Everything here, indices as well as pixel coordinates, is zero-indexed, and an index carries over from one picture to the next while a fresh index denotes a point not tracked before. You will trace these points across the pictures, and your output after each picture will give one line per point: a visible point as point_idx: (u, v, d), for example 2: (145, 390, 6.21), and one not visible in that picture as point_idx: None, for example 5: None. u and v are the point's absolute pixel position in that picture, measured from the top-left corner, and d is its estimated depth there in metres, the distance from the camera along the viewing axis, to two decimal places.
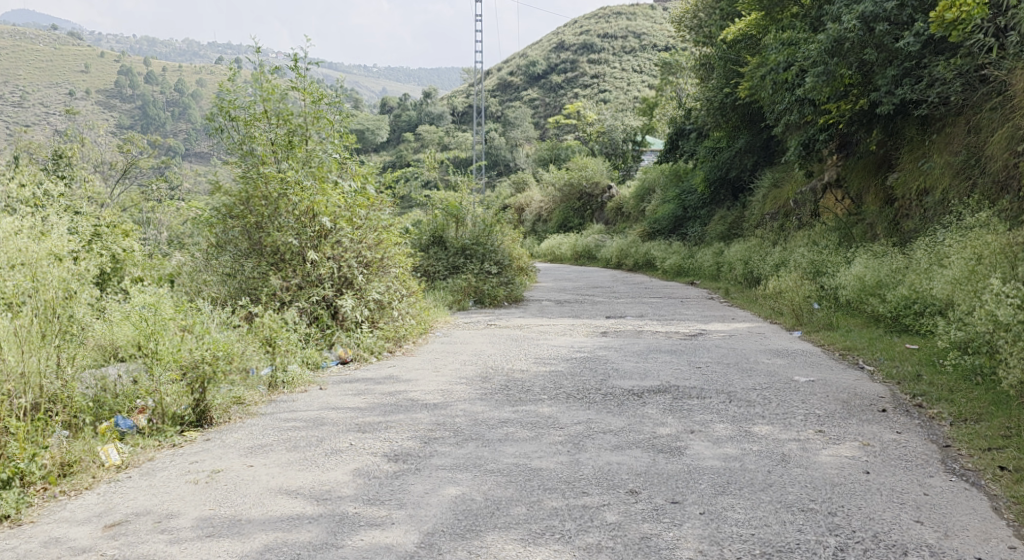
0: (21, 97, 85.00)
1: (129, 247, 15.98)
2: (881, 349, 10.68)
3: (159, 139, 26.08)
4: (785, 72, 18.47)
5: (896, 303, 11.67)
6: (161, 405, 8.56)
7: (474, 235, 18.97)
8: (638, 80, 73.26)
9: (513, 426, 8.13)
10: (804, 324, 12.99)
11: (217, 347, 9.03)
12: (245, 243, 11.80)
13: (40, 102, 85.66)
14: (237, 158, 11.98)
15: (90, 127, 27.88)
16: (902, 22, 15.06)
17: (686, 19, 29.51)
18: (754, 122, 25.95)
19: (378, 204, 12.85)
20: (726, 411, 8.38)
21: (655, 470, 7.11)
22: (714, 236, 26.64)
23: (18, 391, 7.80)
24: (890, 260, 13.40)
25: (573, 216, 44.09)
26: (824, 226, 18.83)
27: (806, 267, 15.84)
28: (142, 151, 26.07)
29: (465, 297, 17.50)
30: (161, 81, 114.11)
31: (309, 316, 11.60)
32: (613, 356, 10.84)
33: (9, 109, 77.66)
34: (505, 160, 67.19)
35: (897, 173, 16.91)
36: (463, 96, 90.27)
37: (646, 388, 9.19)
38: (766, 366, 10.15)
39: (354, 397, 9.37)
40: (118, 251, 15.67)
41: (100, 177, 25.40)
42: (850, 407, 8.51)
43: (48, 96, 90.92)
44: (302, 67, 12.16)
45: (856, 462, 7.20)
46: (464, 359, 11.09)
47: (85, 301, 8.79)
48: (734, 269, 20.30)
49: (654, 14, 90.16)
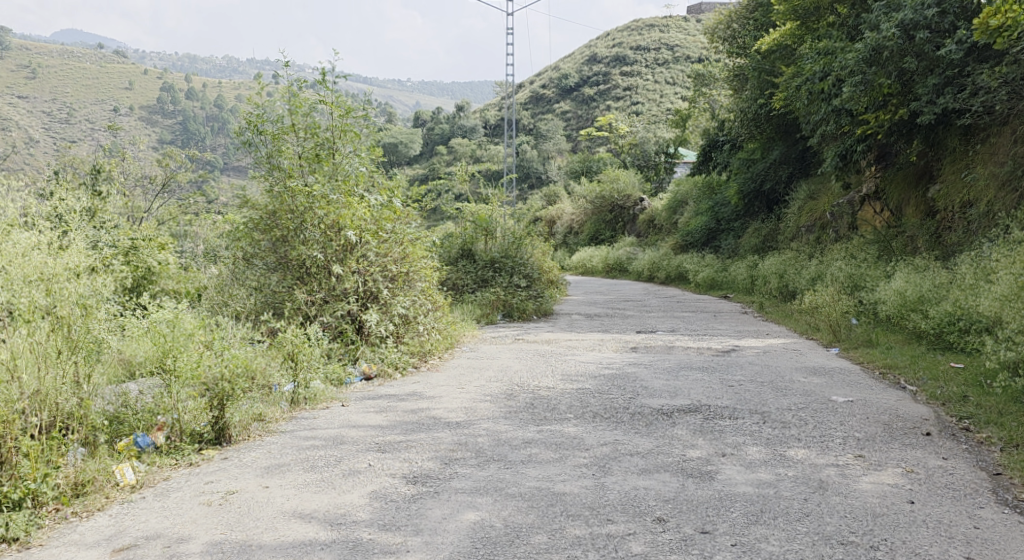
0: (67, 113, 86.21)
1: (165, 260, 15.88)
2: (924, 368, 10.26)
3: (199, 154, 25.74)
4: (820, 82, 18.04)
5: (940, 319, 11.23)
6: (179, 423, 8.35)
7: (504, 248, 18.71)
8: (671, 92, 72.73)
9: (536, 447, 7.83)
10: (842, 340, 12.59)
11: (238, 363, 8.75)
12: (271, 257, 11.61)
13: (85, 118, 87.09)
14: (264, 172, 11.76)
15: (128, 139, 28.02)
16: (943, 30, 14.73)
17: (720, 30, 29.07)
18: (789, 133, 25.51)
19: (405, 217, 12.58)
20: (760, 433, 8.02)
21: (684, 496, 6.78)
22: (749, 249, 26.19)
23: (33, 409, 7.53)
24: (933, 275, 12.94)
25: (605, 228, 43.73)
26: (863, 239, 18.34)
27: (844, 281, 15.39)
28: (180, 165, 26.08)
29: (493, 311, 17.24)
30: (200, 96, 115.37)
31: (333, 331, 11.38)
32: (643, 373, 10.50)
33: (55, 125, 78.76)
34: (538, 173, 66.94)
35: (939, 184, 16.46)
36: (496, 109, 90.33)
37: (676, 407, 8.85)
38: (801, 385, 9.76)
39: (376, 415, 9.11)
40: (153, 263, 15.58)
41: (138, 192, 25.45)
42: (892, 430, 8.12)
43: (92, 112, 92.44)
44: (330, 80, 11.91)
45: (900, 491, 6.82)
46: (490, 376, 10.79)
47: (103, 318, 8.59)
48: (769, 283, 19.85)
49: (689, 25, 89.71)
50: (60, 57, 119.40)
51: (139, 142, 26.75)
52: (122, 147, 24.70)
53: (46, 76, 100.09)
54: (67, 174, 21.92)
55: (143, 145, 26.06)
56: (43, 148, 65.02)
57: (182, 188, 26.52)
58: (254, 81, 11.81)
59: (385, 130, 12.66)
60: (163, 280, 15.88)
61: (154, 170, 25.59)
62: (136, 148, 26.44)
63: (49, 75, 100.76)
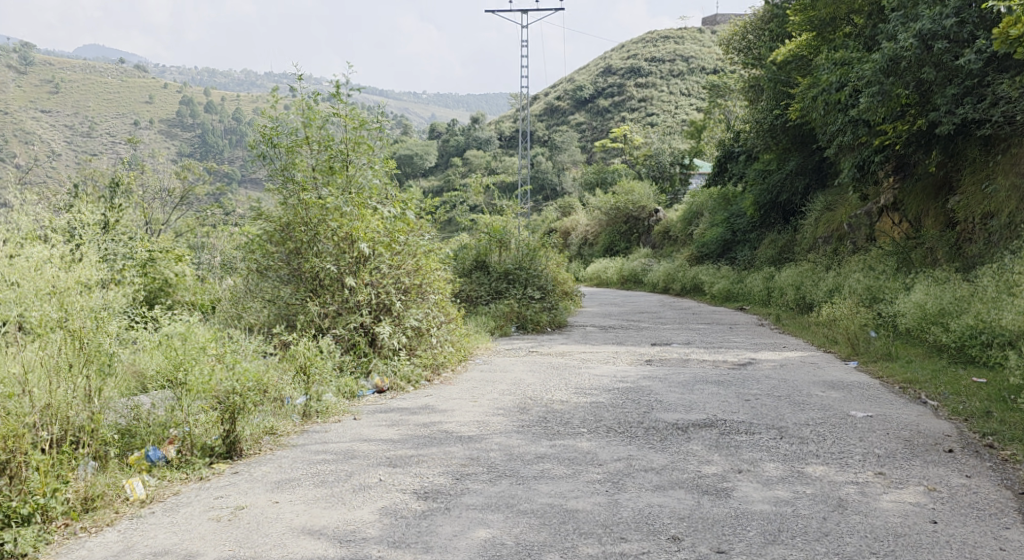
0: (88, 127, 86.95)
1: (181, 272, 15.97)
2: (946, 383, 10.07)
3: (217, 167, 25.80)
4: (837, 93, 17.86)
5: (962, 332, 11.05)
6: (191, 436, 8.22)
7: (518, 259, 18.60)
8: (686, 103, 72.58)
9: (549, 462, 7.71)
10: (861, 354, 12.41)
11: (249, 376, 8.63)
12: (284, 269, 11.55)
13: (106, 132, 87.80)
14: (278, 184, 11.63)
15: (148, 153, 28.22)
16: (963, 40, 14.52)
17: (735, 42, 29.46)
18: (806, 144, 25.34)
19: (419, 229, 12.48)
20: (777, 449, 7.87)
21: (700, 514, 6.64)
22: (765, 260, 25.99)
23: (43, 423, 7.40)
24: (953, 287, 12.75)
25: (619, 240, 43.59)
26: (881, 250, 18.14)
27: (862, 293, 15.20)
28: (198, 177, 26.16)
29: (507, 323, 17.13)
30: (218, 109, 116.12)
31: (345, 344, 11.30)
32: (658, 387, 10.36)
33: (77, 139, 79.46)
34: (552, 184, 66.88)
35: (959, 196, 16.26)
36: (510, 121, 90.44)
37: (691, 422, 8.72)
38: (819, 400, 9.60)
39: (388, 429, 8.99)
40: (170, 275, 15.69)
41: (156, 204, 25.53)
42: (913, 447, 7.95)
43: (112, 125, 93.20)
44: (344, 93, 11.73)
45: (922, 511, 6.66)
46: (503, 389, 10.67)
47: (113, 331, 8.53)
48: (785, 294, 19.67)
49: (704, 37, 89.66)
50: (82, 71, 120.44)
51: (158, 156, 26.86)
52: (141, 160, 24.80)
53: (68, 91, 101.06)
54: (86, 188, 22.02)
55: (161, 158, 26.16)
56: (65, 161, 65.54)
57: (200, 201, 26.60)
58: (267, 94, 11.72)
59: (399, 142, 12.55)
60: (179, 292, 15.95)
61: (173, 182, 25.68)
62: (154, 160, 26.56)
63: (71, 89, 101.77)
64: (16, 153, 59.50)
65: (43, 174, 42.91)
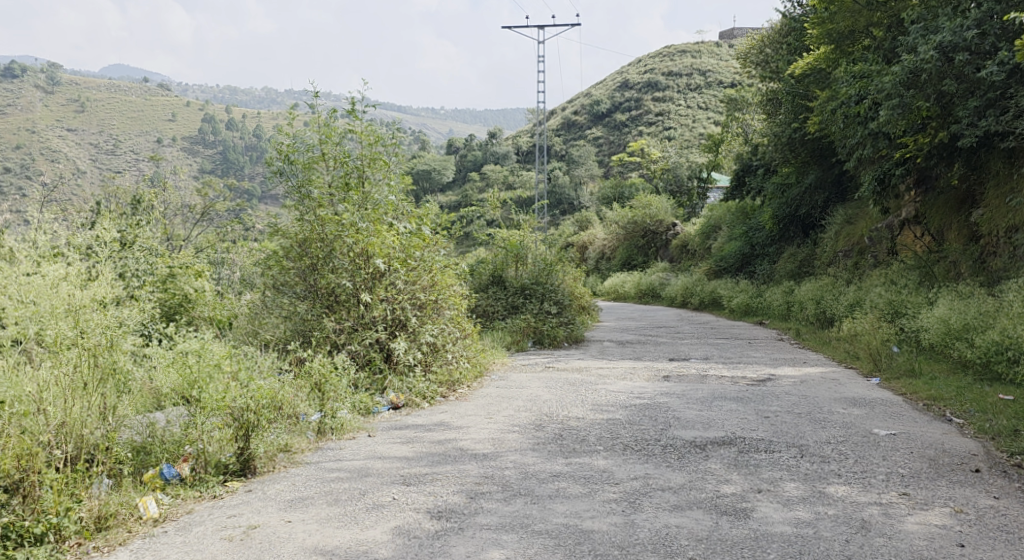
0: (112, 145, 87.75)
1: (201, 288, 15.86)
2: (971, 400, 9.88)
3: (237, 184, 25.79)
4: (856, 106, 17.66)
5: (987, 348, 10.85)
6: (204, 454, 8.07)
7: (535, 274, 18.47)
8: (704, 116, 72.37)
9: (564, 481, 7.58)
10: (883, 370, 12.22)
11: (263, 394, 8.49)
12: (300, 285, 11.44)
13: (130, 149, 88.46)
14: (295, 201, 11.55)
15: (169, 170, 28.33)
16: (984, 51, 14.37)
17: (752, 55, 29.47)
18: (825, 157, 25.16)
19: (434, 244, 12.40)
20: (798, 468, 7.71)
21: (718, 535, 6.49)
22: (784, 274, 25.76)
23: (57, 441, 7.32)
24: (978, 302, 12.55)
25: (637, 254, 43.40)
26: (903, 264, 17.92)
27: (884, 307, 14.99)
28: (218, 193, 26.25)
29: (524, 338, 17.00)
30: (238, 126, 116.94)
31: (361, 360, 11.19)
32: (675, 404, 10.21)
33: (101, 156, 80.23)
34: (570, 199, 66.80)
35: (983, 209, 16.07)
36: (528, 136, 90.52)
37: (710, 440, 8.56)
38: (841, 417, 9.41)
39: (402, 446, 8.87)
40: (189, 291, 15.60)
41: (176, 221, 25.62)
42: (939, 466, 7.76)
43: (135, 142, 93.98)
44: (359, 109, 11.77)
45: (948, 533, 6.48)
46: (519, 405, 10.54)
47: (127, 348, 8.41)
48: (805, 309, 19.45)
49: (721, 51, 89.54)
50: (106, 89, 121.66)
51: (180, 172, 26.97)
52: (162, 177, 24.93)
53: (93, 109, 102.05)
54: (107, 204, 22.12)
55: (183, 175, 26.25)
56: (90, 178, 66.18)
57: (220, 217, 26.56)
58: (284, 111, 11.63)
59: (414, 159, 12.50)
60: (198, 307, 15.80)
61: (193, 199, 25.70)
62: (176, 177, 26.65)
63: (95, 107, 102.86)
64: (42, 171, 60.12)
65: (70, 192, 43.30)
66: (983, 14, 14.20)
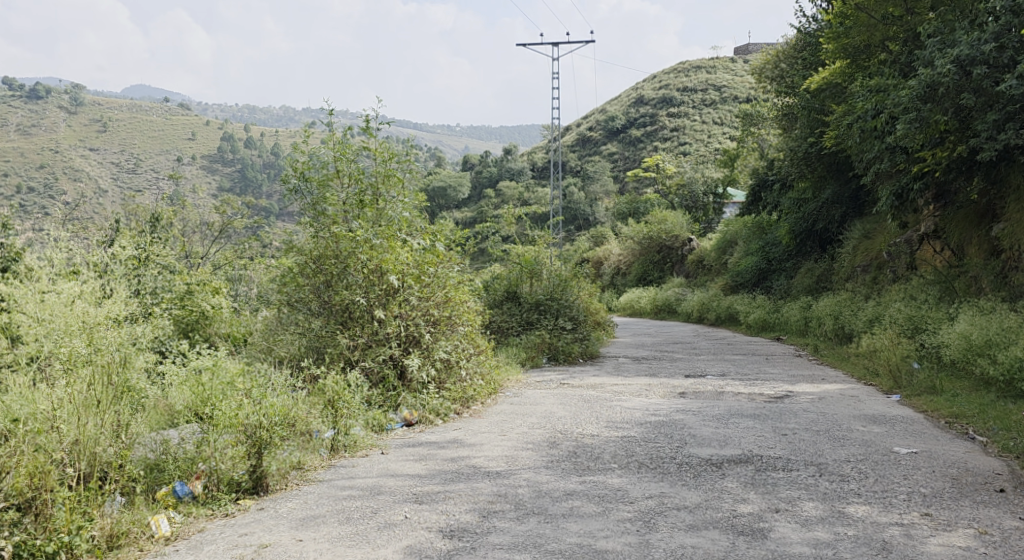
0: (133, 163, 88.47)
1: (218, 304, 15.76)
2: (995, 418, 9.71)
3: (256, 201, 25.79)
4: (873, 120, 17.47)
5: (1010, 365, 10.67)
6: (217, 471, 7.84)
7: (549, 290, 18.35)
8: (719, 132, 72.25)
9: (578, 500, 7.47)
10: (904, 387, 12.05)
11: (276, 411, 8.24)
12: (315, 302, 11.38)
13: (150, 167, 89.10)
14: (310, 218, 11.48)
15: (188, 189, 28.45)
16: (1003, 65, 14.21)
17: (768, 70, 29.36)
18: (841, 172, 25.02)
19: (449, 260, 12.29)
20: (816, 487, 7.57)
21: (735, 556, 6.36)
22: (802, 289, 25.56)
23: (70, 459, 7.17)
24: (1000, 318, 12.37)
25: (652, 269, 43.26)
26: (922, 279, 17.73)
27: (904, 323, 14.81)
28: (237, 212, 26.30)
29: (538, 354, 16.90)
30: (256, 144, 117.70)
31: (375, 377, 11.13)
32: (691, 421, 10.08)
33: (122, 175, 80.86)
34: (585, 214, 66.75)
35: (1004, 223, 15.91)
36: (544, 152, 90.75)
37: (726, 458, 8.44)
38: (861, 435, 9.27)
39: (415, 463, 8.72)
40: (207, 307, 15.52)
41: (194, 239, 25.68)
42: (962, 486, 7.61)
43: (156, 161, 94.71)
44: (373, 127, 11.73)
45: (972, 555, 6.33)
46: (533, 423, 10.42)
47: (140, 365, 8.33)
48: (824, 324, 19.25)
49: (736, 66, 89.53)
50: (127, 109, 123.04)
51: (199, 191, 27.08)
52: (180, 195, 25.06)
53: (114, 128, 102.99)
54: (126, 222, 22.19)
55: (202, 193, 26.35)
56: (112, 196, 66.69)
57: (238, 234, 26.56)
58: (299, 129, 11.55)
59: (428, 175, 12.36)
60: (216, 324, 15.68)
61: (212, 216, 25.75)
62: (194, 196, 26.75)
63: (117, 127, 103.85)
64: (64, 191, 60.65)
65: (94, 211, 43.71)
66: (1001, 27, 14.10)
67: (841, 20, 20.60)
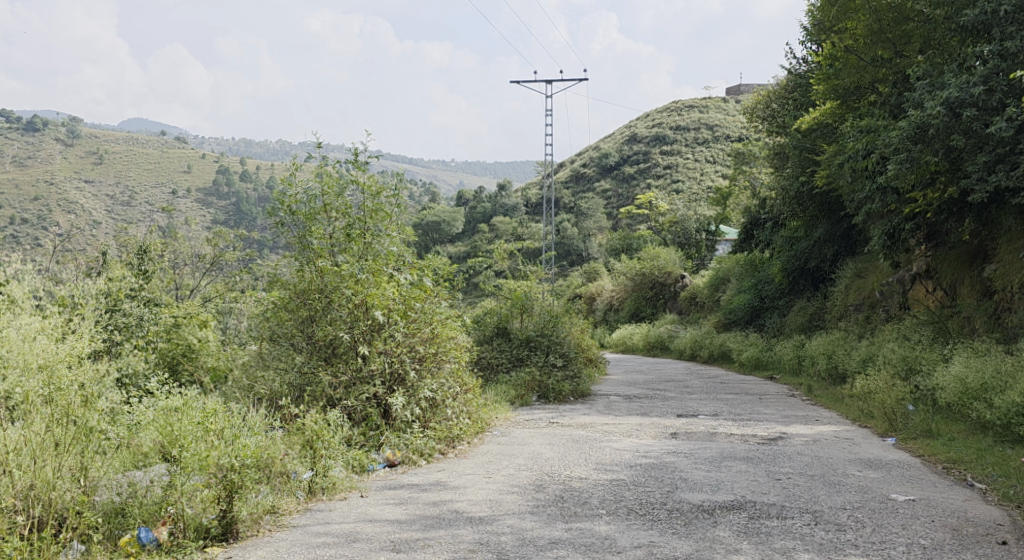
0: (128, 196, 87.91)
1: (205, 338, 15.42)
2: (993, 465, 9.45)
3: (248, 234, 25.29)
4: (864, 160, 17.32)
5: (1006, 410, 10.41)
6: (184, 517, 7.42)
7: (541, 326, 18.02)
8: (711, 170, 72.38)
9: (564, 549, 7.17)
10: (899, 430, 11.78)
11: (247, 452, 7.86)
12: (298, 336, 11.08)
13: (145, 200, 88.38)
14: (295, 252, 11.19)
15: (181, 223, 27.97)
16: (992, 107, 14.12)
17: (759, 110, 29.38)
18: (833, 211, 24.97)
19: (437, 296, 11.96)
20: (811, 536, 7.29)
21: None
22: (795, 327, 25.28)
23: (26, 505, 7.02)
24: (995, 359, 12.12)
25: (645, 305, 42.93)
26: (915, 319, 17.50)
27: (897, 364, 14.56)
28: (230, 243, 25.73)
29: (528, 392, 16.56)
30: (251, 178, 117.48)
31: (357, 416, 10.80)
32: (683, 464, 9.77)
33: (118, 208, 80.04)
34: (578, 250, 66.61)
35: (996, 264, 15.81)
36: (539, 188, 90.69)
37: (718, 504, 8.14)
38: (856, 480, 8.99)
39: (395, 508, 8.38)
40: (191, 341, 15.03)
41: (186, 273, 25.29)
42: (962, 538, 7.32)
43: (152, 194, 94.13)
44: (363, 160, 11.28)
45: None
46: (519, 464, 10.10)
47: (104, 405, 8.05)
48: (817, 363, 18.96)
49: (728, 107, 90.14)
50: (125, 142, 123.39)
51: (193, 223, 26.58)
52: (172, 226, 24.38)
53: (110, 162, 102.57)
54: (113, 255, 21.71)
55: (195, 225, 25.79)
56: (107, 226, 66.04)
57: (229, 267, 26.10)
58: (289, 162, 11.21)
59: (417, 209, 11.93)
60: (201, 357, 15.33)
61: (204, 248, 25.15)
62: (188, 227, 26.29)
63: (113, 161, 103.49)
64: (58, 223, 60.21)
65: (88, 242, 42.93)
66: (989, 70, 14.00)
67: (831, 62, 20.60)
